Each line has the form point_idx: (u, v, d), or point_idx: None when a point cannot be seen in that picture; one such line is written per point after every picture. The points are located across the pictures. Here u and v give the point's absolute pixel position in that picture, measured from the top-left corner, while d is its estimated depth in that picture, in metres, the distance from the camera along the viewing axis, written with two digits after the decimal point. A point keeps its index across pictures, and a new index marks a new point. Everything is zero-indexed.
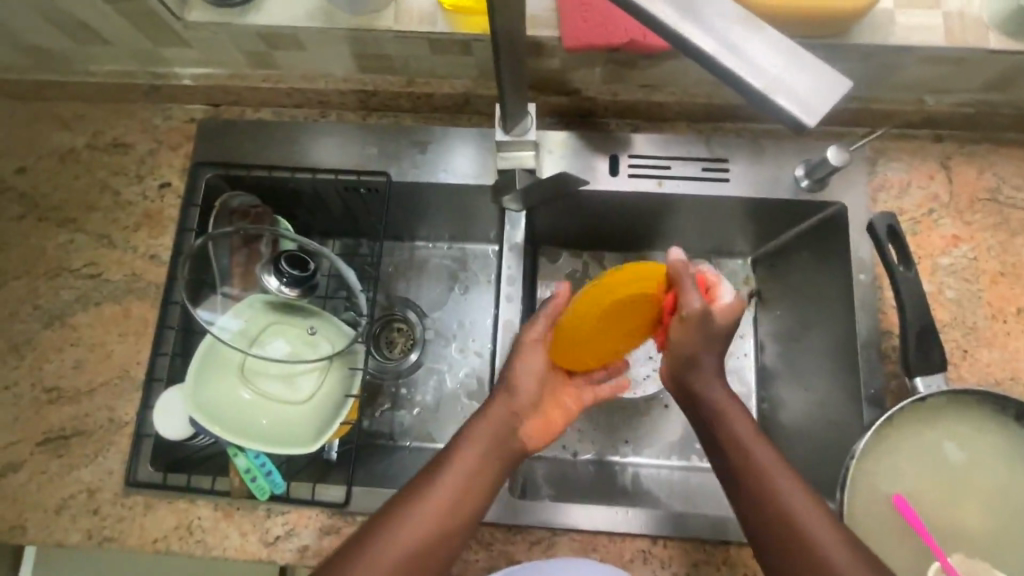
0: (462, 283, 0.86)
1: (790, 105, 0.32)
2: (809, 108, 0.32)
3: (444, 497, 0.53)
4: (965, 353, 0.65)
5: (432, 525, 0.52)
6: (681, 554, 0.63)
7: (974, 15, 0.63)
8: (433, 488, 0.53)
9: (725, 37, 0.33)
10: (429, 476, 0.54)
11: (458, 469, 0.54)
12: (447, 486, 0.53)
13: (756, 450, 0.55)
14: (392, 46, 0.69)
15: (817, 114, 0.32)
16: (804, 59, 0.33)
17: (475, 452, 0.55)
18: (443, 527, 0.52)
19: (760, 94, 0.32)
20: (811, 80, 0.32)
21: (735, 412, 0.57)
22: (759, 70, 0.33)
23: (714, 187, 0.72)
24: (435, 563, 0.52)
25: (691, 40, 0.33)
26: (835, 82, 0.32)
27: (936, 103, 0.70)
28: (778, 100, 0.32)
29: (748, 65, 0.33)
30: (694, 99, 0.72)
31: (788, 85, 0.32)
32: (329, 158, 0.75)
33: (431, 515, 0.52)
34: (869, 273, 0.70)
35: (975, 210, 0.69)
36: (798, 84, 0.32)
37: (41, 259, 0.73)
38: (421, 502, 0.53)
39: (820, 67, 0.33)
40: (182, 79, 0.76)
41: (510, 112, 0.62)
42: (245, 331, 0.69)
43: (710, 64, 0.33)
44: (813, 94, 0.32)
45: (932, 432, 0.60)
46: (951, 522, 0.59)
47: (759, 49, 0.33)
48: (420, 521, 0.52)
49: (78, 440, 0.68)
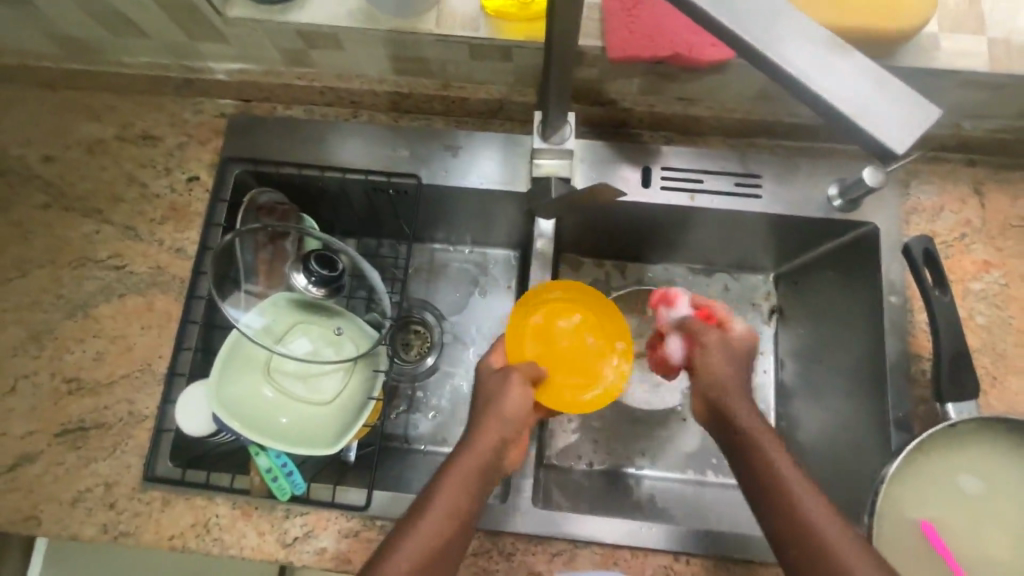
0: (481, 287, 0.86)
1: (878, 133, 0.32)
2: (899, 137, 0.32)
3: (455, 490, 0.52)
4: (993, 380, 0.65)
5: (444, 527, 0.50)
6: (703, 571, 0.63)
7: (1018, 42, 0.63)
8: (447, 481, 0.53)
9: (812, 60, 0.33)
10: (436, 476, 0.54)
11: (466, 462, 0.54)
12: (457, 482, 0.53)
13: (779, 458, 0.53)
14: (432, 49, 0.69)
15: (905, 142, 0.32)
16: (892, 88, 0.33)
17: (482, 450, 0.55)
18: (453, 530, 0.51)
19: (847, 120, 0.32)
20: (900, 108, 0.32)
21: (745, 415, 0.57)
22: (848, 95, 0.33)
23: (746, 203, 0.72)
24: (448, 562, 0.50)
25: (777, 63, 0.33)
26: (925, 110, 0.32)
27: (973, 128, 0.70)
28: (865, 128, 0.32)
29: (836, 90, 0.33)
30: (730, 113, 0.72)
31: (877, 111, 0.32)
32: (358, 158, 0.74)
33: (443, 513, 0.51)
34: (900, 294, 0.69)
35: (1007, 236, 0.69)
36: (889, 113, 0.32)
37: (66, 248, 0.73)
38: (432, 503, 0.51)
39: (910, 96, 0.33)
40: (216, 73, 0.76)
41: (550, 119, 0.65)
42: (270, 328, 0.69)
43: (795, 88, 0.33)
44: (902, 123, 0.32)
45: (963, 457, 0.59)
46: (980, 549, 0.58)
47: (848, 73, 0.33)
48: (434, 517, 0.51)
49: (98, 433, 0.67)
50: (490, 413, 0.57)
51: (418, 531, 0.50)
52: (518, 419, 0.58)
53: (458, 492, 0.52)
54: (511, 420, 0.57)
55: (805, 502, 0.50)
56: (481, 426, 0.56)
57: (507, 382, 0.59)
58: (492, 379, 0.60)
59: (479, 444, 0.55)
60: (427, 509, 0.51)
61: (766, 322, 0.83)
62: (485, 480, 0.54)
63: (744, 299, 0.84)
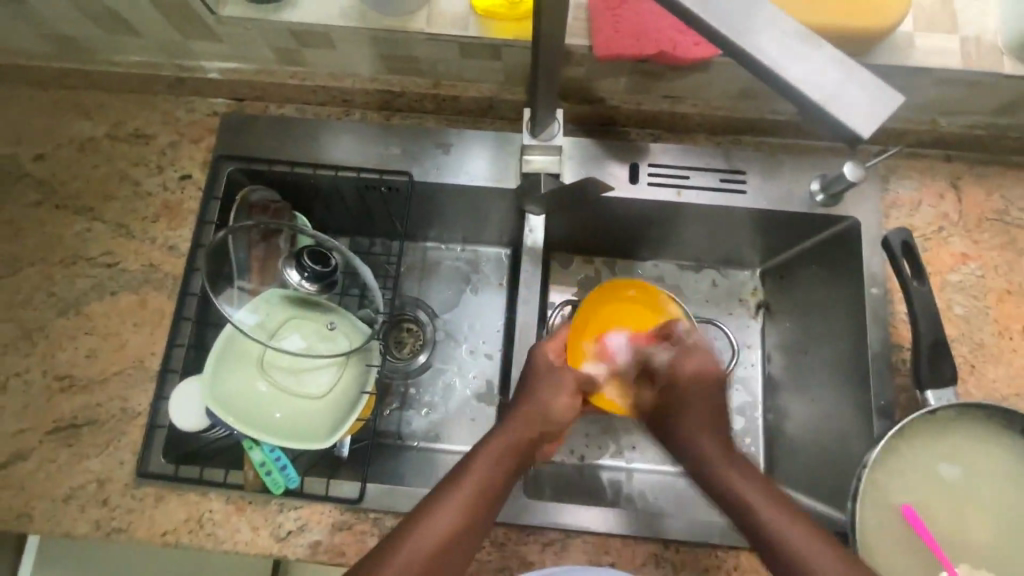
0: (473, 284, 0.87)
1: (846, 119, 0.34)
2: (865, 123, 0.34)
3: (478, 480, 0.55)
4: (972, 369, 0.67)
5: (453, 528, 0.52)
6: (692, 558, 0.64)
7: (988, 41, 0.65)
8: (468, 474, 0.55)
9: (782, 50, 0.34)
10: (451, 474, 0.56)
11: (491, 454, 0.57)
12: (475, 482, 0.55)
13: (750, 486, 0.55)
14: (422, 48, 0.70)
15: (872, 126, 0.33)
16: (859, 76, 0.34)
17: (512, 443, 0.58)
18: (462, 532, 0.52)
19: (816, 106, 0.34)
20: (867, 94, 0.34)
21: (712, 450, 0.59)
22: (817, 82, 0.34)
23: (731, 198, 0.73)
24: (459, 556, 0.52)
25: (749, 52, 0.34)
26: (890, 96, 0.34)
27: (949, 124, 0.72)
28: (833, 113, 0.34)
29: (805, 78, 0.34)
30: (715, 111, 0.74)
31: (844, 97, 0.34)
32: (350, 155, 0.75)
33: (454, 516, 0.52)
34: (881, 286, 0.71)
35: (983, 229, 0.71)
36: (856, 99, 0.34)
37: (57, 246, 0.73)
38: (446, 500, 0.53)
39: (876, 84, 0.34)
40: (208, 72, 0.76)
41: (538, 116, 0.67)
42: (263, 324, 0.69)
43: (767, 75, 0.35)
44: (868, 109, 0.34)
45: (941, 443, 0.61)
46: (960, 532, 0.60)
47: (817, 62, 0.34)
48: (443, 519, 0.52)
49: (90, 430, 0.68)
50: (534, 408, 0.62)
51: (429, 525, 0.51)
52: (558, 419, 0.64)
53: (473, 492, 0.54)
54: (548, 418, 0.63)
55: (771, 510, 0.53)
56: (505, 426, 0.60)
57: (551, 386, 0.64)
58: (544, 375, 0.64)
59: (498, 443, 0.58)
60: (443, 501, 0.53)
61: (753, 316, 0.85)
62: (506, 479, 0.57)
63: (732, 294, 0.86)
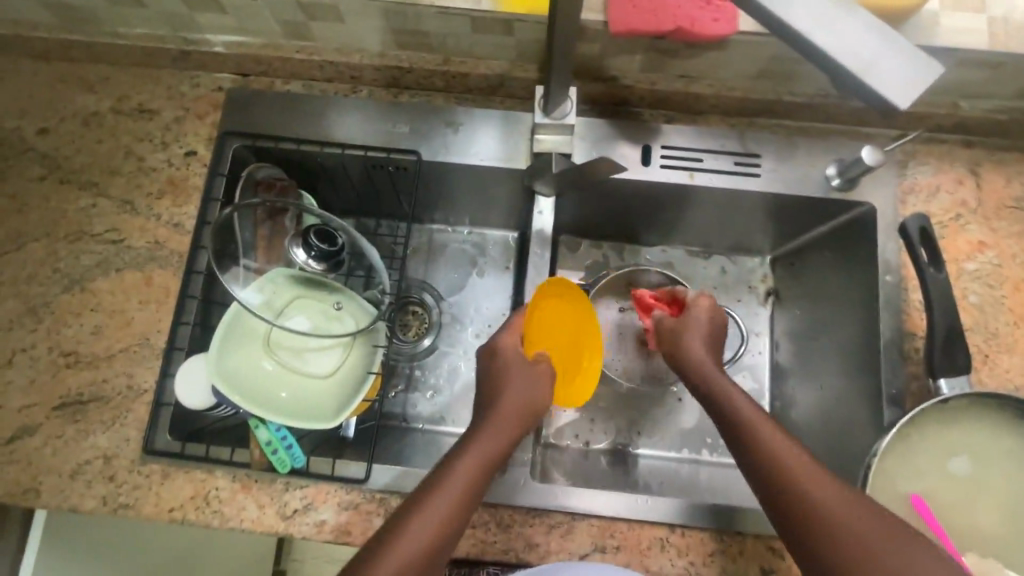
0: (479, 267, 0.86)
1: (884, 87, 0.33)
2: (902, 91, 0.33)
3: (467, 468, 0.54)
4: (985, 358, 0.66)
5: (451, 509, 0.52)
6: (698, 543, 0.64)
7: (1016, 20, 0.63)
8: (463, 461, 0.55)
9: (817, 17, 0.34)
10: (448, 459, 0.55)
11: (487, 439, 0.57)
12: (470, 463, 0.55)
13: (788, 468, 0.50)
14: (434, 22, 0.69)
15: (912, 95, 0.33)
16: (895, 44, 0.34)
17: (506, 428, 0.58)
18: (462, 513, 0.52)
19: (853, 76, 0.33)
20: (904, 62, 0.33)
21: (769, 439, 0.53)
22: (854, 51, 0.33)
23: (745, 181, 0.72)
24: (448, 545, 0.51)
25: (784, 18, 0.33)
26: (928, 66, 0.33)
27: (970, 109, 0.71)
28: (870, 82, 0.33)
29: (843, 45, 0.33)
30: (730, 91, 0.73)
31: (881, 65, 0.33)
32: (356, 133, 0.74)
33: (451, 497, 0.52)
34: (895, 274, 0.69)
35: (1002, 216, 0.70)
36: (893, 67, 0.33)
37: (62, 221, 0.72)
38: (442, 486, 0.53)
39: (914, 52, 0.33)
40: (214, 46, 0.75)
41: (551, 93, 0.65)
42: (269, 303, 0.68)
43: (802, 43, 0.34)
44: (907, 77, 0.33)
45: (953, 431, 0.60)
46: (966, 518, 0.60)
47: (852, 30, 0.34)
48: (440, 503, 0.52)
49: (94, 406, 0.67)
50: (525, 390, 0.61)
51: (422, 512, 0.51)
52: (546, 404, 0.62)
53: (471, 473, 0.54)
54: (538, 402, 0.61)
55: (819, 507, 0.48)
56: (498, 410, 0.59)
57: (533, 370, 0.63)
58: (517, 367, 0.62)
59: (496, 426, 0.58)
60: (438, 487, 0.53)
61: (762, 303, 0.84)
62: (497, 466, 0.56)
63: (741, 281, 0.85)
